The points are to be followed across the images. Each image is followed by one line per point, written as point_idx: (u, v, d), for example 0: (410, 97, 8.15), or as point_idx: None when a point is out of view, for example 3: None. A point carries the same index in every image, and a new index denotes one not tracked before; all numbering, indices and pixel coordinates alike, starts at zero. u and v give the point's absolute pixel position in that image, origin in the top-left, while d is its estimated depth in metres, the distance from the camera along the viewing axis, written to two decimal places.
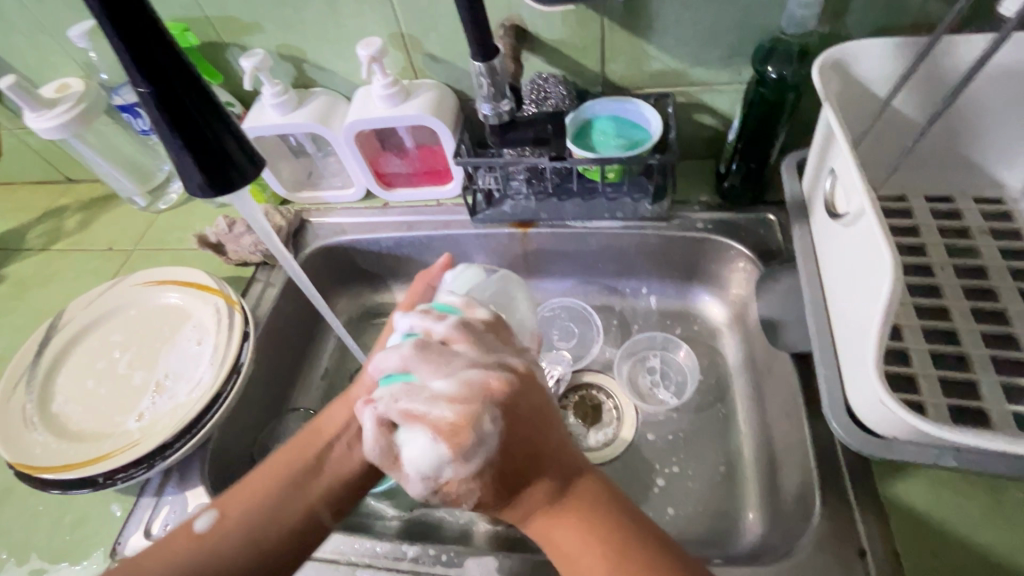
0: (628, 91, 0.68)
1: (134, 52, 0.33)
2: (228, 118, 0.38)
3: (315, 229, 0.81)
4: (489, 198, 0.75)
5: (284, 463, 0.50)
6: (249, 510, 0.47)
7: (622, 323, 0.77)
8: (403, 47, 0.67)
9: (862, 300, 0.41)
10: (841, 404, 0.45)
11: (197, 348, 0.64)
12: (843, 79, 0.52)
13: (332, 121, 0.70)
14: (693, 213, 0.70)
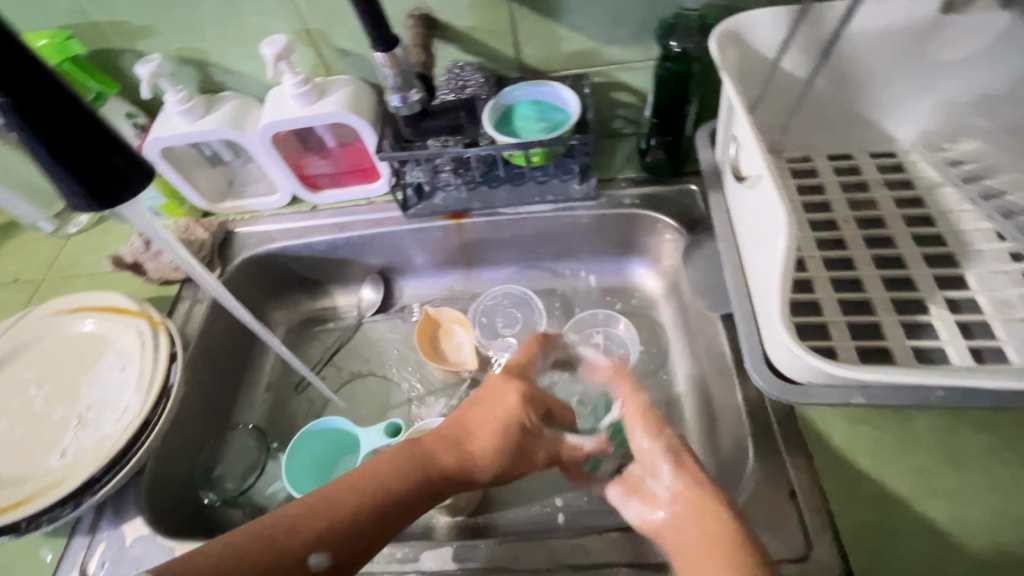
0: (545, 74, 0.68)
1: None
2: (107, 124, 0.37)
3: (243, 239, 0.78)
4: (419, 192, 0.74)
5: (396, 460, 0.49)
6: (331, 531, 0.43)
7: (564, 304, 0.79)
8: (312, 43, 0.65)
9: (767, 257, 0.43)
10: (761, 358, 0.47)
11: (121, 375, 0.61)
12: (740, 48, 0.54)
13: (245, 125, 0.68)
14: (620, 189, 0.72)
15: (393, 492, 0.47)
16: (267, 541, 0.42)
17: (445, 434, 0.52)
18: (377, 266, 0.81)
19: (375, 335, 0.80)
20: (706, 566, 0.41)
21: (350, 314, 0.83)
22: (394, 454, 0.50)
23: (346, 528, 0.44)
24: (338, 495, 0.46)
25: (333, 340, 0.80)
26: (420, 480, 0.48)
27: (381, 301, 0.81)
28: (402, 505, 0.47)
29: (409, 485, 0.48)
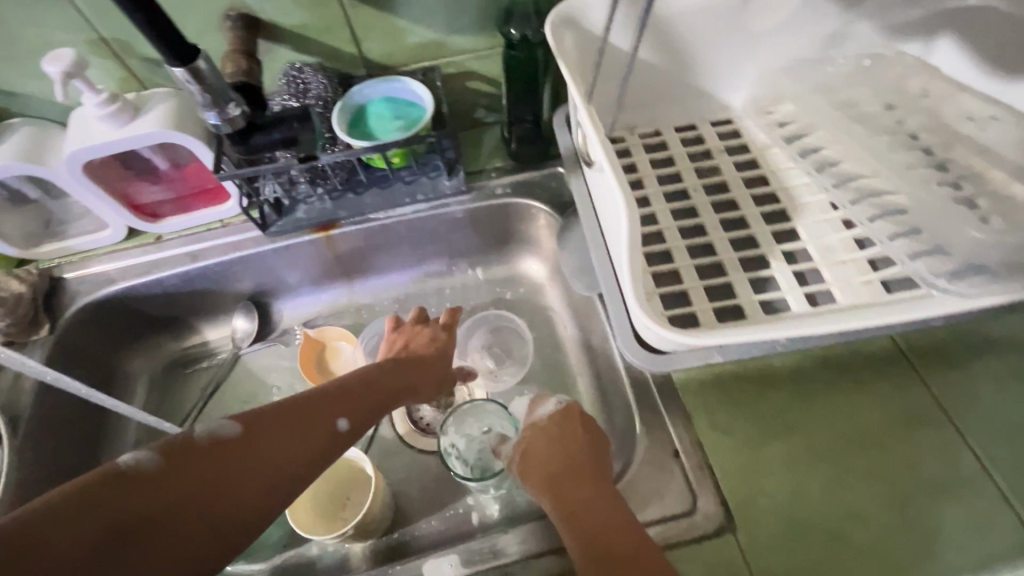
0: (394, 70, 0.65)
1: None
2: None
3: (76, 286, 0.68)
4: (278, 208, 0.68)
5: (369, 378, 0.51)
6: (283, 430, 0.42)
7: (454, 301, 0.77)
8: (113, 54, 0.56)
9: (617, 236, 0.44)
10: (630, 333, 0.49)
11: None
12: (576, 33, 0.54)
13: (45, 155, 0.57)
14: (491, 180, 0.71)
15: (332, 409, 0.46)
16: (198, 450, 0.39)
17: (380, 380, 0.52)
18: (246, 291, 0.74)
19: (257, 366, 0.74)
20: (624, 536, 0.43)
21: (224, 348, 0.75)
22: (327, 387, 0.48)
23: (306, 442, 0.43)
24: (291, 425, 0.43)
25: (206, 380, 0.73)
26: (371, 408, 0.49)
27: (258, 330, 0.75)
28: (321, 461, 0.43)
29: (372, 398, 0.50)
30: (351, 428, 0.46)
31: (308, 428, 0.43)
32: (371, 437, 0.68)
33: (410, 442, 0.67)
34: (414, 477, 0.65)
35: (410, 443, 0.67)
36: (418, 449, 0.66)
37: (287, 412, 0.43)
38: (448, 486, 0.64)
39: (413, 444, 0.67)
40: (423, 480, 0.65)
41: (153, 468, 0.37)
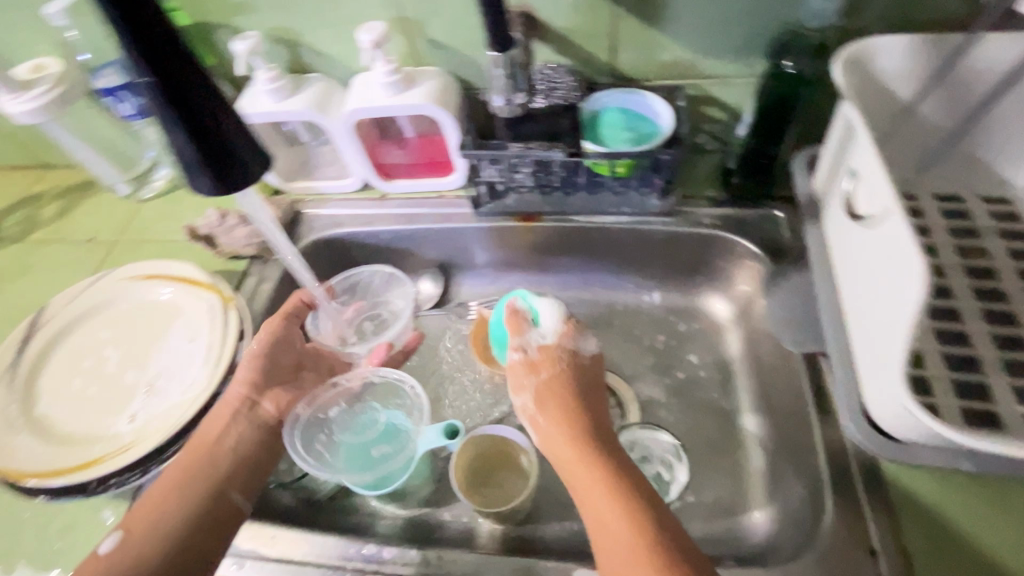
0: (637, 82, 0.66)
1: (128, 21, 0.31)
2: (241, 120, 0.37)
3: (310, 221, 0.78)
4: (492, 191, 0.72)
5: (175, 478, 0.51)
6: (153, 524, 0.48)
7: (624, 318, 0.76)
8: (405, 32, 0.64)
9: (883, 303, 0.40)
10: (856, 406, 0.45)
11: (188, 346, 0.62)
12: (862, 76, 0.51)
13: (329, 108, 0.67)
14: (700, 208, 0.69)
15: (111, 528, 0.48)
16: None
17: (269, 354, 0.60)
18: (437, 259, 0.80)
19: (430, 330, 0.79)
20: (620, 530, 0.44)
21: None
22: (160, 482, 0.51)
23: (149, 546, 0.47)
24: (166, 483, 0.51)
25: None
26: (205, 488, 0.51)
27: (439, 295, 0.80)
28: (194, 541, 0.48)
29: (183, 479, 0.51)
30: (118, 540, 0.47)
31: (177, 538, 0.48)
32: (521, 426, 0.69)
33: None
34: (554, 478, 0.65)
35: None
36: None
37: (137, 511, 0.49)
38: None
39: None
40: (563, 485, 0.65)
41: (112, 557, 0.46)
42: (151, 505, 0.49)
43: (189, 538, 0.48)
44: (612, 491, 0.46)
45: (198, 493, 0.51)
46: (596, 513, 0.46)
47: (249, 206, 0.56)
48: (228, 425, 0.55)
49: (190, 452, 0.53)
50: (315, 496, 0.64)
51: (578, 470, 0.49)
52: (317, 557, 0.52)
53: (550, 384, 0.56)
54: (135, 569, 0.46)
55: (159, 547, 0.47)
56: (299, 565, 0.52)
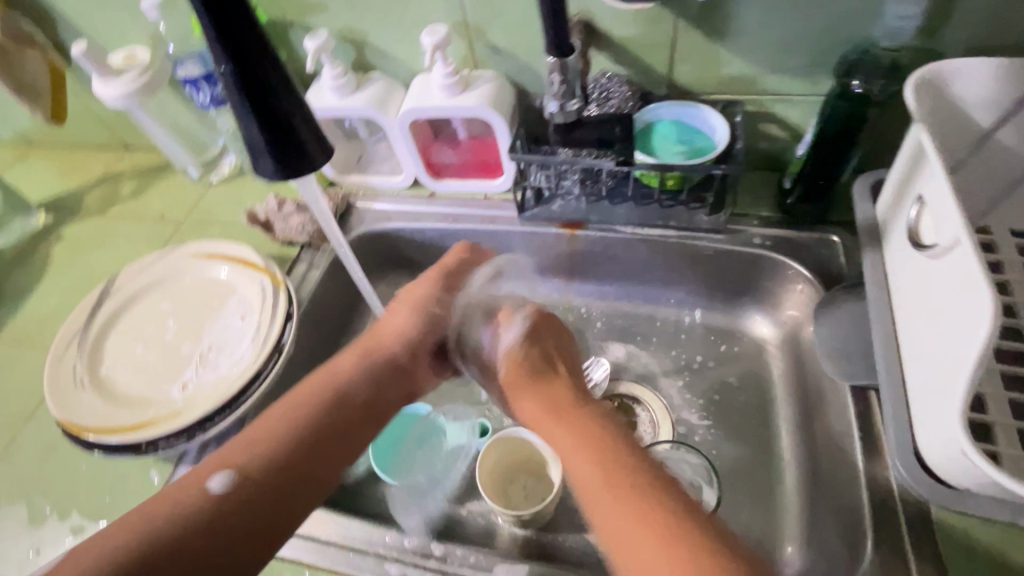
0: (694, 96, 0.65)
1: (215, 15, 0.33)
2: (309, 111, 0.40)
3: (361, 214, 0.81)
4: (538, 196, 0.74)
5: (288, 412, 0.47)
6: (267, 457, 0.44)
7: (663, 334, 0.75)
8: (466, 36, 0.65)
9: (946, 338, 0.38)
10: (908, 446, 0.42)
11: (239, 323, 0.65)
12: (937, 99, 0.48)
13: (388, 107, 0.70)
14: (751, 227, 0.67)
15: (218, 462, 0.43)
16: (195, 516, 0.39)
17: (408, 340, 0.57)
18: None
19: None
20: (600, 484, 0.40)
21: None
22: (273, 415, 0.47)
23: (268, 476, 0.43)
24: (286, 405, 0.48)
25: None
26: (326, 431, 0.48)
27: None
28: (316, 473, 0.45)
29: (308, 412, 0.48)
30: (229, 479, 0.42)
31: (299, 475, 0.44)
32: None
33: None
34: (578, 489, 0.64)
35: None
36: None
37: (242, 445, 0.44)
38: None
39: None
40: None
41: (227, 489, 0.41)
42: (270, 427, 0.46)
43: (311, 458, 0.46)
44: (590, 430, 0.44)
45: (318, 420, 0.48)
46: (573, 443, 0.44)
47: (309, 195, 0.57)
48: (354, 362, 0.53)
49: (322, 393, 0.49)
50: (344, 480, 0.65)
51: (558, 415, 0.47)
52: (341, 539, 0.53)
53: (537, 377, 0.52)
54: (261, 480, 0.43)
55: (282, 460, 0.44)
56: (324, 544, 0.53)
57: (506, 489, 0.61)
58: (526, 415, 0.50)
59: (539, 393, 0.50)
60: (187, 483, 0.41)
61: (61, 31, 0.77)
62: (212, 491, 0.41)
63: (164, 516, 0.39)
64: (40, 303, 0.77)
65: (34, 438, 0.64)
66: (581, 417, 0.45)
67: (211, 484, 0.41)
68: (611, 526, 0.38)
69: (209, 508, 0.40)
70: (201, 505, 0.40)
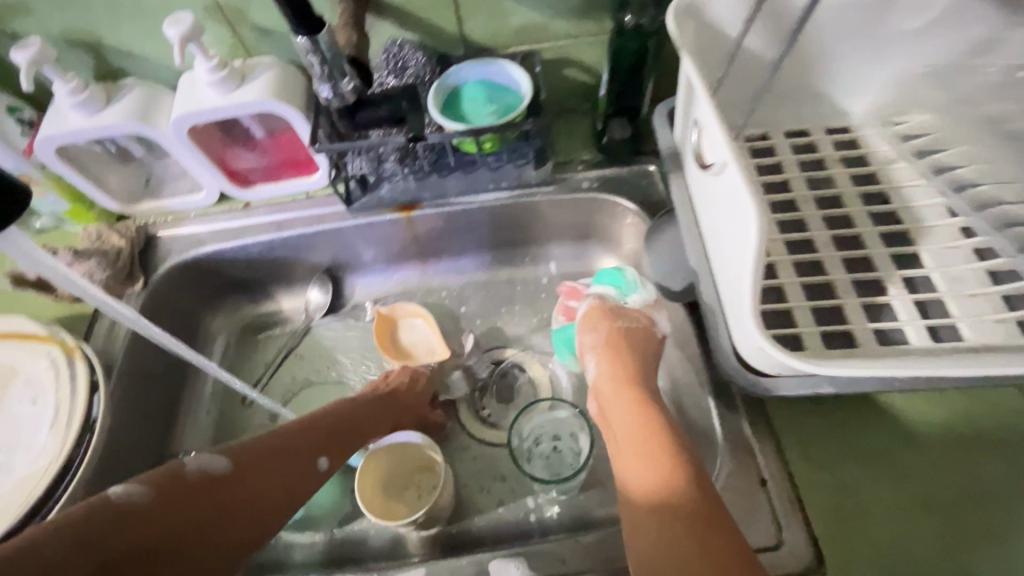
0: (492, 52, 0.63)
1: None
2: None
3: (167, 244, 0.70)
4: (363, 183, 0.69)
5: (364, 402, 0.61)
6: (331, 430, 0.56)
7: (523, 293, 0.76)
8: (225, 20, 0.57)
9: (734, 249, 0.41)
10: (728, 349, 0.46)
11: (30, 410, 0.54)
12: (698, 23, 0.51)
13: (155, 117, 0.59)
14: (578, 172, 0.69)
15: (317, 447, 0.53)
16: (291, 484, 0.51)
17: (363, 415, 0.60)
18: (322, 264, 0.75)
19: (327, 339, 0.75)
20: (650, 473, 0.47)
21: (298, 318, 0.77)
22: (339, 408, 0.58)
23: (340, 445, 0.56)
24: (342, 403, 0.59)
25: (281, 350, 0.75)
26: (378, 416, 0.61)
27: (330, 302, 0.76)
28: (355, 441, 0.58)
29: (376, 402, 0.61)
30: (327, 466, 0.54)
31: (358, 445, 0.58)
32: (432, 418, 0.69)
33: (469, 431, 0.67)
34: (473, 468, 0.65)
35: (470, 432, 0.67)
36: (478, 438, 0.67)
37: (324, 431, 0.55)
38: (509, 483, 0.63)
39: (476, 434, 0.67)
40: (482, 473, 0.64)
41: (314, 470, 0.53)
42: (327, 409, 0.57)
43: (361, 428, 0.59)
44: (656, 423, 0.51)
45: (365, 410, 0.60)
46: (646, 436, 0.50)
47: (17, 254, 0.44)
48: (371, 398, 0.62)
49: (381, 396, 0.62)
50: None
51: (620, 404, 0.54)
52: None
53: (608, 339, 0.59)
54: (337, 449, 0.55)
55: (348, 436, 0.57)
56: None
57: (399, 496, 0.60)
58: (604, 386, 0.57)
59: (608, 380, 0.57)
60: (299, 454, 0.52)
61: None
62: (317, 468, 0.53)
63: (269, 482, 0.49)
64: None
65: None
66: (641, 426, 0.51)
67: (315, 462, 0.53)
68: (646, 523, 0.45)
69: (308, 479, 0.52)
70: (306, 474, 0.52)
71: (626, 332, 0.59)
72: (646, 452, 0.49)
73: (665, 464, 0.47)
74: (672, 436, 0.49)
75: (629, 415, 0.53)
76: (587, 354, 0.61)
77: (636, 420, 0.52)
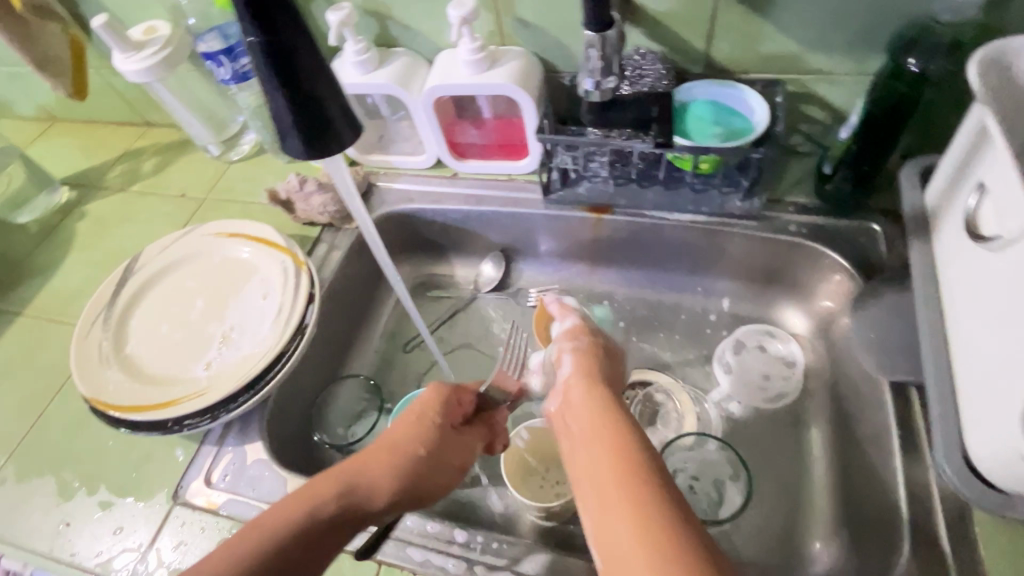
0: (731, 75, 0.62)
1: None
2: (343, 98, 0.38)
3: (382, 194, 0.79)
4: (564, 177, 0.71)
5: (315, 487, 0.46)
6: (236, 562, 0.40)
7: (688, 321, 0.73)
8: (494, 9, 0.63)
9: (1010, 335, 0.36)
10: (954, 446, 0.41)
11: (260, 303, 0.65)
12: (1003, 80, 0.45)
13: (411, 84, 0.67)
14: (786, 214, 0.65)
15: None
16: None
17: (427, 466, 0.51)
18: (500, 243, 0.80)
19: (486, 313, 0.79)
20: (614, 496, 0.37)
21: (466, 286, 0.82)
22: (286, 520, 0.43)
23: None
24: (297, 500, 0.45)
25: (444, 310, 0.81)
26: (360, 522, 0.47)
27: (499, 279, 0.80)
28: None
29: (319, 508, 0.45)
30: None
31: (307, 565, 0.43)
32: None
33: None
34: None
35: None
36: None
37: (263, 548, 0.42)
38: None
39: None
40: None
41: None
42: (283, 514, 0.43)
43: (295, 551, 0.42)
44: (617, 438, 0.41)
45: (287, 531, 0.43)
46: (605, 453, 0.40)
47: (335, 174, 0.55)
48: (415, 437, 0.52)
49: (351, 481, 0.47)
50: None
51: (592, 420, 0.44)
52: None
53: (587, 363, 0.52)
54: None
55: None
56: None
57: (526, 478, 0.60)
58: (574, 413, 0.47)
59: (575, 405, 0.48)
60: None
61: (81, 2, 0.76)
62: None
63: None
64: (65, 279, 0.78)
65: (62, 412, 0.65)
66: (605, 435, 0.42)
67: None
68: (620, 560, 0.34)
69: None
70: None
71: (599, 355, 0.54)
72: (603, 470, 0.39)
73: (633, 461, 0.39)
74: (638, 459, 0.39)
75: (601, 434, 0.42)
76: (559, 359, 0.55)
77: (603, 442, 0.41)
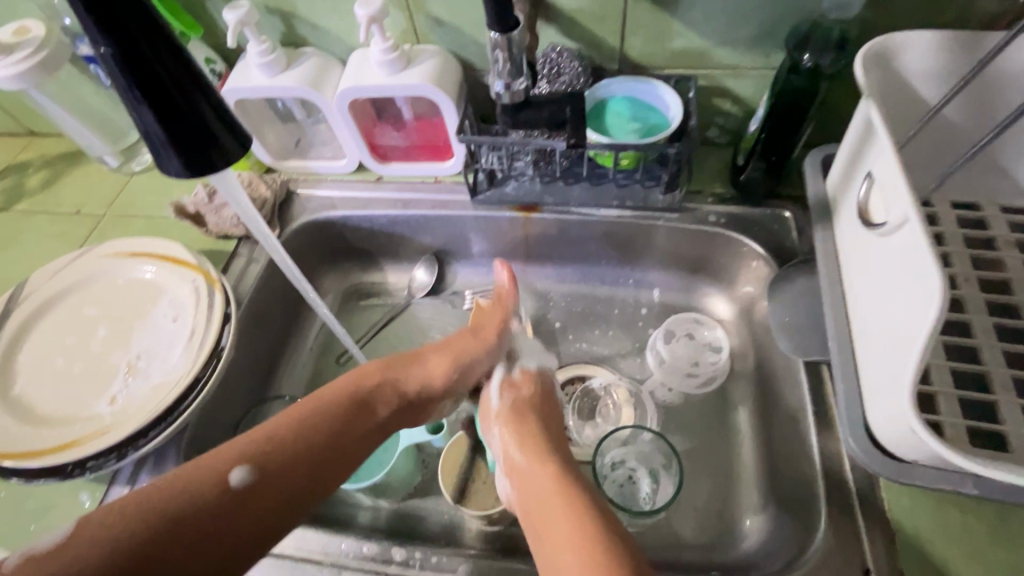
0: (646, 70, 0.63)
1: None
2: (222, 109, 0.36)
3: (303, 201, 0.75)
4: (491, 178, 0.70)
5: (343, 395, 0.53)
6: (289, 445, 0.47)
7: (622, 313, 0.74)
8: (405, 7, 0.61)
9: (899, 314, 0.39)
10: (859, 421, 0.44)
11: (171, 327, 0.60)
12: (885, 74, 0.48)
13: (324, 86, 0.64)
14: (706, 205, 0.67)
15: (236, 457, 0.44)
16: (236, 505, 0.42)
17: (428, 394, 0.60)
18: (432, 246, 0.78)
19: (422, 318, 0.78)
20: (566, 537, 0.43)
21: (400, 292, 0.80)
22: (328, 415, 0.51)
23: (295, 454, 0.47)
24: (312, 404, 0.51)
25: (378, 318, 0.79)
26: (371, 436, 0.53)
27: (433, 284, 0.78)
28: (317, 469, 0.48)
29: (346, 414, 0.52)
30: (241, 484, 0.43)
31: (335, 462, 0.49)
32: None
33: None
34: None
35: None
36: None
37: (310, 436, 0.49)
38: None
39: None
40: None
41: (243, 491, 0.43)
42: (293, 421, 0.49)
43: (325, 453, 0.49)
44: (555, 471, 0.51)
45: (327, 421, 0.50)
46: (546, 480, 0.50)
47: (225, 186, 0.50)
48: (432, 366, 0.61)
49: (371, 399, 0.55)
50: None
51: (528, 451, 0.54)
52: (295, 551, 0.51)
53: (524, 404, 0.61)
54: (275, 470, 0.45)
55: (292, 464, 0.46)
56: (277, 559, 0.51)
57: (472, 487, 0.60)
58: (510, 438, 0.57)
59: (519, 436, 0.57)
60: (209, 466, 0.43)
61: None
62: (229, 485, 0.42)
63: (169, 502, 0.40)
64: None
65: None
66: (542, 470, 0.51)
67: (228, 476, 0.43)
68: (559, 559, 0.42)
69: (220, 497, 0.42)
70: (212, 494, 0.41)
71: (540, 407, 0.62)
72: (552, 500, 0.47)
73: (570, 492, 0.47)
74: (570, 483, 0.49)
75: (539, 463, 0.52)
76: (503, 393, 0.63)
77: (545, 476, 0.50)
